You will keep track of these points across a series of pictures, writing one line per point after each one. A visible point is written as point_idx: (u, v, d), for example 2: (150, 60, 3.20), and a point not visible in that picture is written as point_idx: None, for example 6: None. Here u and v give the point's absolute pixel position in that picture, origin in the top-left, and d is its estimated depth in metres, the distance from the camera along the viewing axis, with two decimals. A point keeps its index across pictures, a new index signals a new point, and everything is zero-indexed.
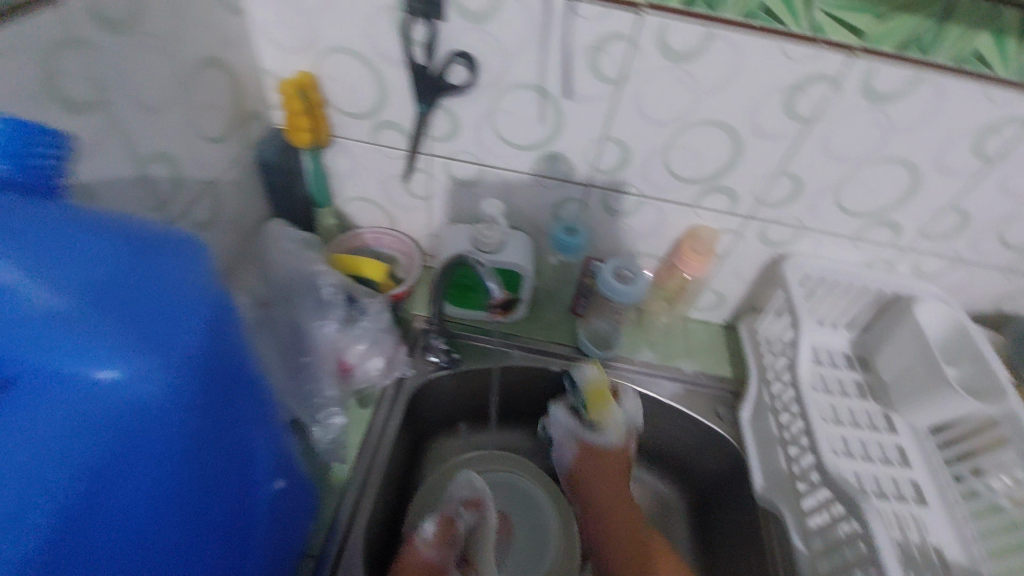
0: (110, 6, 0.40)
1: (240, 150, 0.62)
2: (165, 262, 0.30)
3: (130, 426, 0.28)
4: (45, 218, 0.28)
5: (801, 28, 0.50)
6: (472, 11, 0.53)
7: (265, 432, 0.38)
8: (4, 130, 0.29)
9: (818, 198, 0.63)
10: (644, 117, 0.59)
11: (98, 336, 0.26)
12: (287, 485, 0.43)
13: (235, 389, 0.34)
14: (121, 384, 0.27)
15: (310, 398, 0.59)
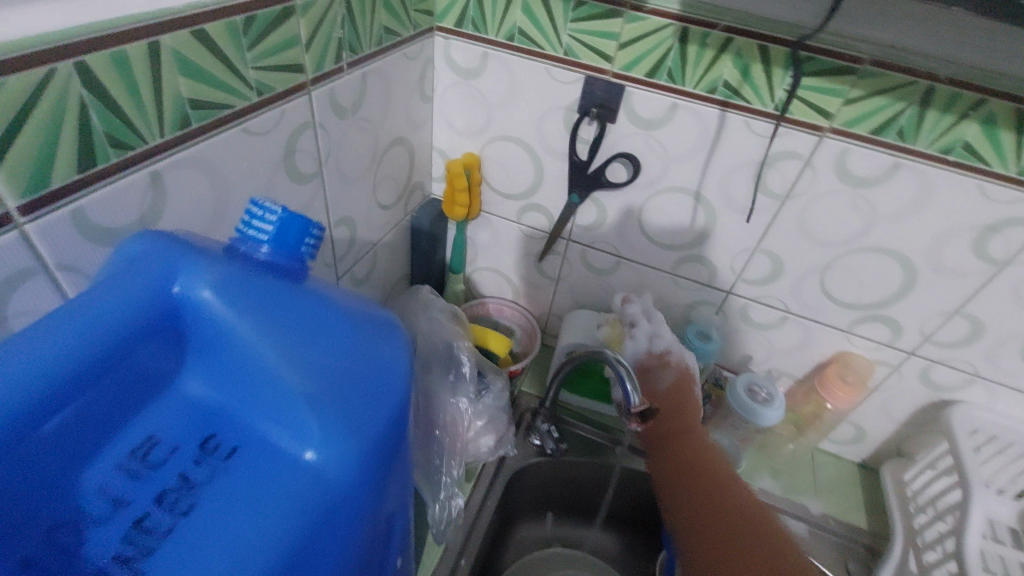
0: (341, 95, 0.47)
1: (402, 216, 0.67)
2: (380, 348, 0.28)
3: (337, 523, 0.25)
4: (288, 296, 0.28)
5: (1006, 169, 0.46)
6: (643, 118, 0.55)
7: (401, 516, 0.37)
8: (277, 219, 0.29)
9: (1001, 347, 0.56)
10: (805, 235, 0.56)
11: (313, 416, 0.25)
12: (404, 564, 0.42)
13: (399, 478, 0.33)
14: (319, 470, 0.25)
15: (434, 475, 0.57)
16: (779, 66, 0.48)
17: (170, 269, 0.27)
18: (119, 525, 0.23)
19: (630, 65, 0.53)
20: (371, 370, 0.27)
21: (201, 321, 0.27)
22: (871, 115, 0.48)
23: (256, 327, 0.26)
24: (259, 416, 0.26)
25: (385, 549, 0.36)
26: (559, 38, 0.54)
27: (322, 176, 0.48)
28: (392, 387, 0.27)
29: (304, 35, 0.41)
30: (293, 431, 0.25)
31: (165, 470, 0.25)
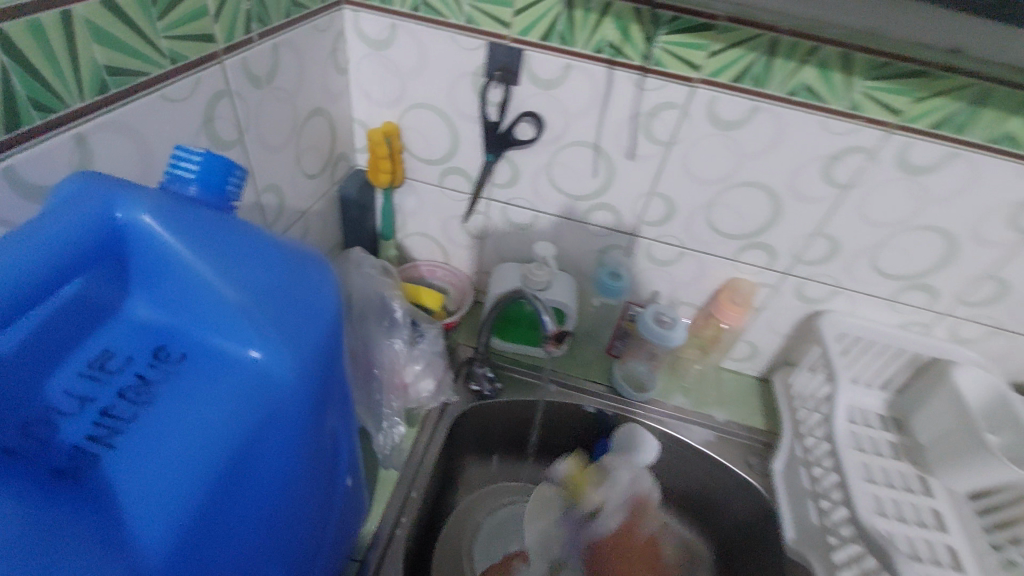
0: (255, 65, 0.50)
1: (329, 186, 0.70)
2: (315, 275, 0.32)
3: (280, 416, 0.31)
4: (224, 227, 0.31)
5: (840, 105, 0.55)
6: (543, 79, 0.61)
7: (348, 424, 0.42)
8: (206, 160, 0.32)
9: (855, 260, 0.67)
10: (690, 176, 0.65)
11: (258, 328, 0.30)
12: (355, 483, 0.48)
13: (341, 396, 0.38)
14: (267, 370, 0.30)
15: (376, 407, 0.64)
16: (652, 25, 0.55)
17: (107, 200, 0.29)
18: (88, 416, 0.29)
19: (526, 30, 0.58)
20: (300, 294, 0.31)
21: (144, 252, 0.31)
22: (730, 65, 0.55)
23: (194, 255, 0.30)
24: (207, 329, 0.31)
25: (337, 459, 0.42)
26: (460, 7, 0.58)
27: (245, 145, 0.51)
28: (323, 306, 0.32)
29: (212, 7, 0.43)
30: (235, 343, 0.31)
31: (123, 374, 0.30)
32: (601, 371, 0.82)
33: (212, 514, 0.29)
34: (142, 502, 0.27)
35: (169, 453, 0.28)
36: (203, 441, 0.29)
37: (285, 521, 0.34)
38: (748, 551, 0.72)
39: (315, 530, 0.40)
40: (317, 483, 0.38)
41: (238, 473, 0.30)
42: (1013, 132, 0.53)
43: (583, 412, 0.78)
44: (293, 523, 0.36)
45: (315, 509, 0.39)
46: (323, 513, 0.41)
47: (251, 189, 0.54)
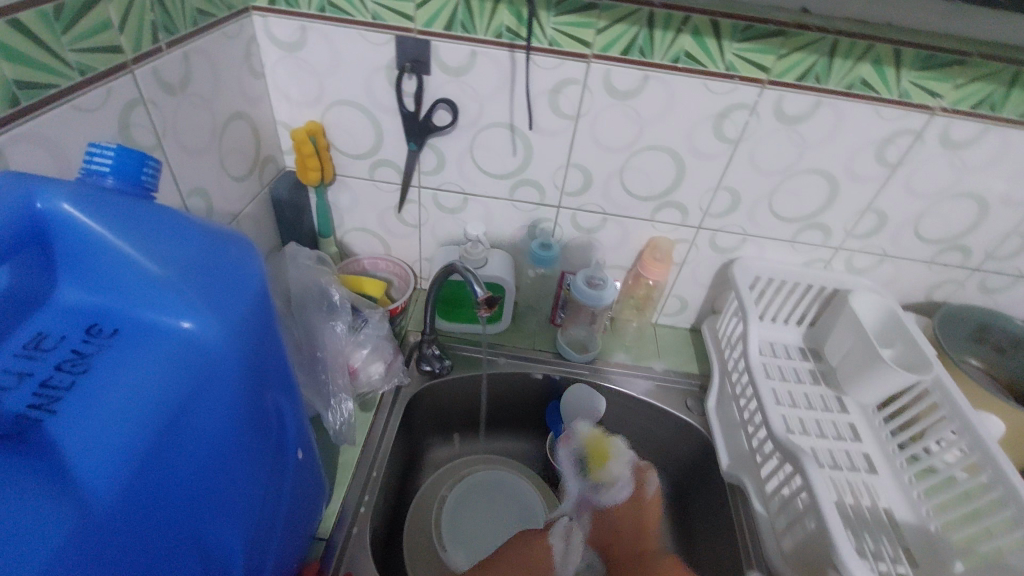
0: (166, 72, 0.52)
1: (259, 189, 0.72)
2: (234, 250, 0.36)
3: (212, 377, 0.35)
4: (141, 212, 0.35)
5: (717, 67, 0.62)
6: (452, 66, 0.65)
7: (293, 400, 0.46)
8: (118, 153, 0.36)
9: (755, 207, 0.74)
10: (600, 145, 0.70)
11: (184, 298, 0.34)
12: (307, 456, 0.51)
13: (279, 372, 0.42)
14: (196, 336, 0.34)
15: (324, 386, 0.66)
16: (543, 9, 0.60)
17: (29, 191, 0.32)
18: (27, 388, 0.31)
19: (429, 21, 0.62)
20: (221, 267, 0.35)
21: (67, 238, 0.34)
22: (618, 40, 0.61)
23: (120, 236, 0.33)
24: (136, 305, 0.34)
25: (282, 434, 0.45)
26: (365, 5, 0.62)
27: (164, 149, 0.53)
28: (245, 277, 0.36)
29: (116, 19, 0.45)
30: (164, 314, 0.34)
31: (57, 351, 0.33)
32: (547, 340, 0.87)
33: (154, 467, 0.33)
34: (85, 454, 0.30)
35: (108, 411, 0.31)
36: (140, 399, 0.32)
37: (229, 480, 0.38)
38: (695, 486, 0.78)
39: (267, 497, 0.43)
40: (263, 451, 0.42)
41: (176, 430, 0.34)
42: (864, 76, 0.61)
43: (532, 378, 0.83)
44: (239, 484, 0.39)
45: (262, 476, 0.42)
46: (274, 484, 0.45)
47: (175, 193, 0.56)
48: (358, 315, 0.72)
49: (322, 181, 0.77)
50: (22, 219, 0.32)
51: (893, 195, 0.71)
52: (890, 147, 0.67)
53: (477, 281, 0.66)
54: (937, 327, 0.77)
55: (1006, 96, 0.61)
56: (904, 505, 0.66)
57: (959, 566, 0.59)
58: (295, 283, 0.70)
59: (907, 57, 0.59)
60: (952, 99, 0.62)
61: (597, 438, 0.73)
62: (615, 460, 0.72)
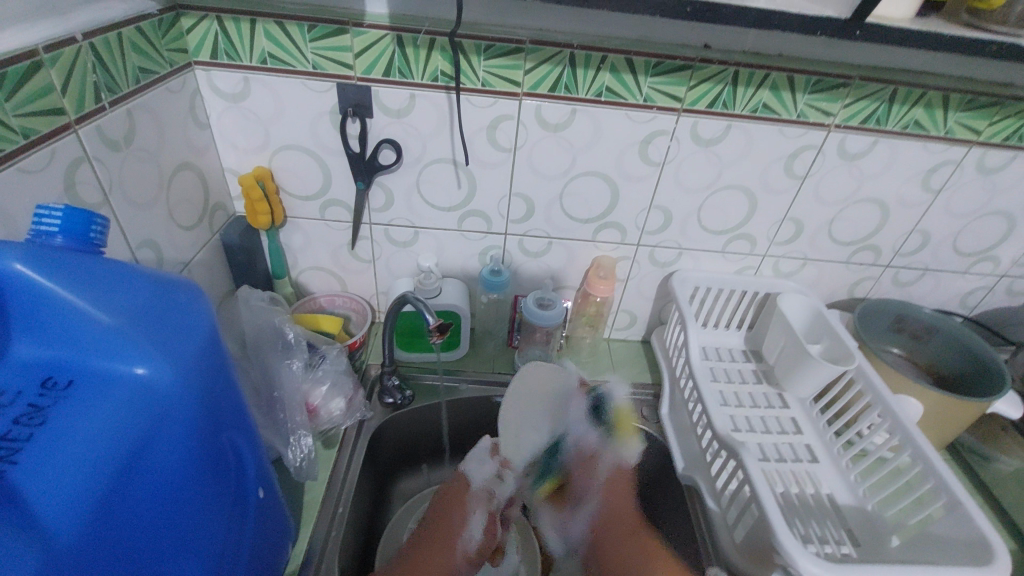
0: (110, 130, 0.54)
1: (210, 235, 0.73)
2: (182, 296, 0.39)
3: (167, 418, 0.36)
4: (94, 266, 0.37)
5: (636, 99, 0.68)
6: (393, 108, 0.69)
7: (251, 439, 0.47)
8: (64, 212, 0.37)
9: (686, 223, 0.80)
10: (539, 175, 0.75)
11: (135, 343, 0.35)
12: (269, 495, 0.52)
13: (235, 412, 0.43)
14: (148, 379, 0.35)
15: (283, 426, 0.67)
16: (474, 54, 0.65)
17: None
18: None
19: (368, 69, 0.66)
20: (171, 313, 0.37)
21: (20, 294, 0.35)
22: (544, 78, 0.66)
23: (71, 291, 0.35)
24: (88, 354, 0.36)
25: (241, 474, 0.46)
26: (305, 55, 0.65)
27: (111, 205, 0.55)
28: (194, 321, 0.38)
29: (58, 82, 0.47)
30: (118, 362, 0.36)
31: (13, 406, 0.34)
32: (506, 362, 0.90)
33: (114, 508, 0.34)
34: (47, 497, 0.31)
35: (68, 456, 0.32)
36: (99, 442, 0.34)
37: (190, 518, 0.39)
38: (657, 492, 0.81)
39: (229, 537, 0.44)
40: (222, 491, 0.42)
41: (135, 469, 0.35)
42: (765, 100, 0.68)
43: (494, 402, 0.86)
44: (201, 525, 0.40)
45: (224, 515, 0.43)
46: (236, 525, 0.45)
47: (124, 245, 0.57)
48: (316, 352, 0.73)
49: (272, 223, 0.79)
50: None
51: (806, 204, 0.79)
52: (797, 162, 0.74)
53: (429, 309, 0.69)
54: (858, 321, 0.84)
55: (888, 111, 0.69)
56: (844, 489, 0.71)
57: (895, 541, 0.64)
58: (251, 325, 0.71)
59: (801, 82, 0.67)
60: (844, 117, 0.70)
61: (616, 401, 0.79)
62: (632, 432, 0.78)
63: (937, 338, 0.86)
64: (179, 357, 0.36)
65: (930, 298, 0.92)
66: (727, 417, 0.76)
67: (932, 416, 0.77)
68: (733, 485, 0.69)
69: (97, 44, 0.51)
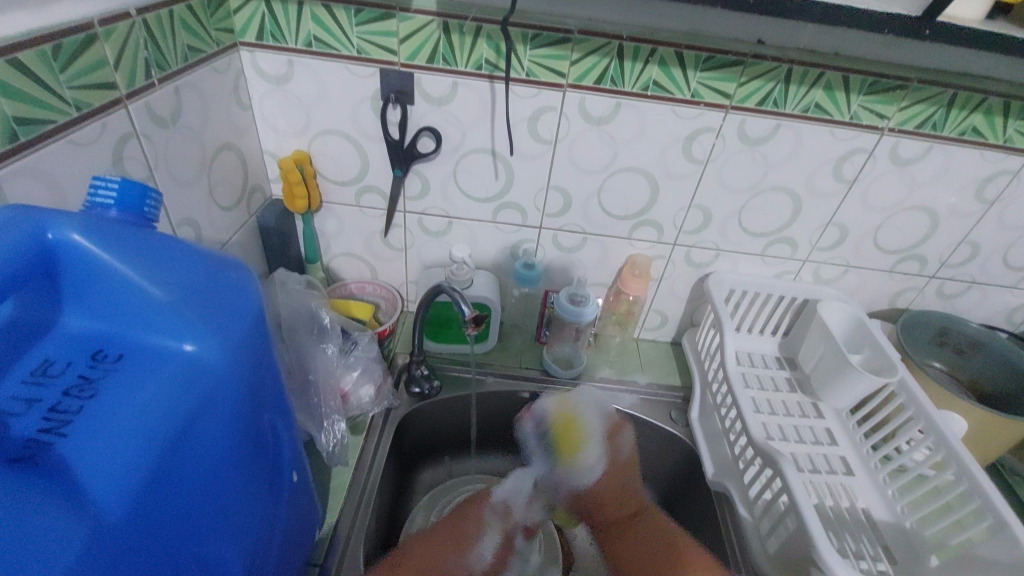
0: (158, 107, 0.54)
1: (246, 217, 0.73)
2: (233, 272, 0.38)
3: (215, 396, 0.36)
4: (148, 239, 0.37)
5: (684, 94, 0.66)
6: (435, 96, 0.68)
7: (288, 422, 0.47)
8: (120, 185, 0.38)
9: (726, 223, 0.79)
10: (578, 169, 0.74)
11: (186, 320, 0.35)
12: (301, 479, 0.51)
13: (275, 393, 0.43)
14: (197, 357, 0.35)
15: (315, 411, 0.67)
16: (520, 43, 0.63)
17: (39, 223, 0.34)
18: (38, 413, 0.32)
19: (412, 55, 0.65)
20: (221, 289, 0.37)
21: (75, 265, 0.35)
22: (590, 70, 0.65)
23: (126, 263, 0.35)
24: (139, 328, 0.36)
25: (278, 456, 0.46)
26: (350, 39, 0.64)
27: (155, 180, 0.55)
28: (244, 298, 0.38)
29: (112, 57, 0.47)
30: (168, 337, 0.35)
31: (64, 377, 0.35)
32: (534, 357, 0.89)
33: (161, 485, 0.34)
34: (96, 474, 0.31)
35: (118, 432, 0.32)
36: (146, 420, 0.33)
37: (229, 500, 0.39)
38: (684, 498, 0.80)
39: (264, 519, 0.44)
40: (260, 472, 0.42)
41: (180, 449, 0.35)
42: (818, 100, 0.66)
43: (520, 397, 0.85)
44: (240, 505, 0.40)
45: (260, 496, 0.43)
46: (271, 506, 0.45)
47: (166, 222, 0.57)
48: (348, 338, 0.73)
49: (308, 208, 0.79)
50: (36, 254, 0.33)
51: (852, 210, 0.76)
52: (846, 165, 0.72)
53: (465, 300, 0.68)
54: (900, 333, 0.81)
55: (946, 116, 0.66)
56: (880, 504, 0.69)
57: (934, 561, 0.61)
58: (285, 308, 0.71)
59: (856, 82, 0.64)
60: (898, 120, 0.67)
61: (563, 416, 0.73)
62: (590, 442, 0.70)
63: (981, 354, 0.83)
64: (229, 335, 0.36)
65: (975, 312, 0.89)
66: (761, 424, 0.74)
67: (976, 435, 0.74)
68: (766, 494, 0.67)
69: (150, 20, 0.51)
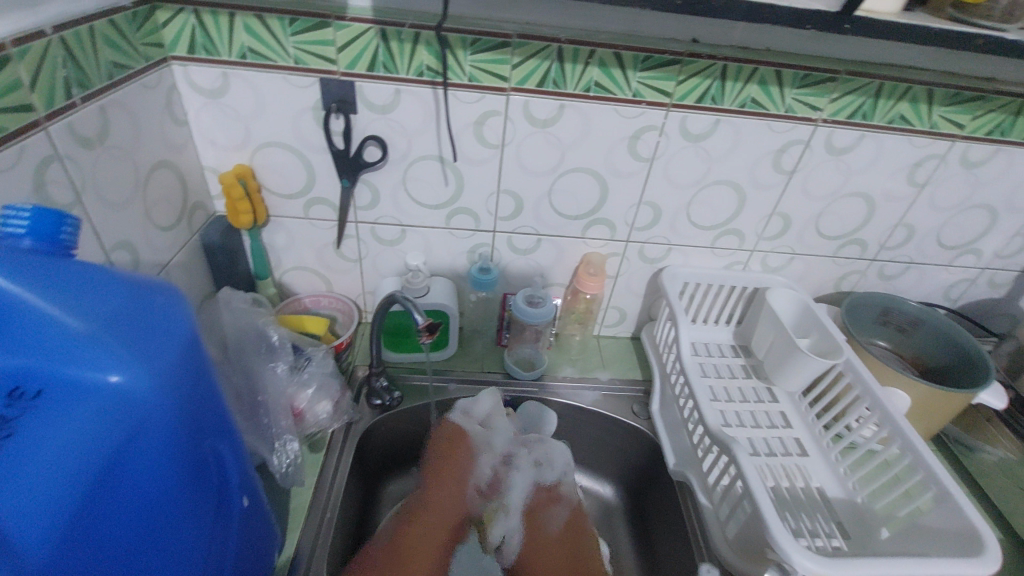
0: (81, 127, 0.52)
1: (187, 236, 0.72)
2: (157, 301, 0.39)
3: (147, 428, 0.36)
4: (70, 268, 0.37)
5: (778, 110, 0.70)
6: (540, 118, 0.70)
7: (234, 447, 0.47)
8: (35, 213, 0.37)
9: (804, 229, 0.83)
10: (671, 183, 0.77)
11: (102, 351, 0.35)
12: (254, 504, 0.51)
13: (216, 419, 0.44)
14: (121, 385, 0.35)
15: (267, 431, 0.66)
16: (630, 66, 0.66)
17: None
18: None
19: (523, 80, 0.67)
20: (149, 315, 0.38)
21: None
22: (692, 91, 0.68)
23: (36, 292, 0.35)
24: (60, 363, 0.35)
25: (224, 484, 0.46)
26: (462, 68, 0.66)
27: (83, 205, 0.53)
28: (172, 324, 0.38)
29: (27, 78, 0.46)
30: (88, 368, 0.35)
31: None
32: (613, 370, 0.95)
33: (90, 515, 0.35)
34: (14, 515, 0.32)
35: (39, 468, 0.33)
36: (71, 457, 0.34)
37: (164, 530, 0.39)
38: None
39: (213, 554, 0.44)
40: (204, 502, 0.42)
41: (104, 487, 0.35)
42: (902, 112, 0.71)
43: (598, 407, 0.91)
44: (183, 537, 0.41)
45: (207, 523, 0.43)
46: (218, 536, 0.45)
47: None
48: (300, 354, 0.72)
49: (254, 223, 0.78)
50: None
51: (921, 211, 0.82)
52: (920, 170, 0.77)
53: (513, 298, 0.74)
54: (844, 315, 0.85)
55: (1013, 123, 0.72)
56: (834, 482, 0.71)
57: (885, 533, 0.64)
58: (233, 326, 0.70)
59: (939, 95, 0.69)
60: (971, 129, 0.73)
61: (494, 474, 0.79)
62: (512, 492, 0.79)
63: None
64: (143, 358, 0.36)
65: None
66: (718, 412, 0.77)
67: None
68: (724, 480, 0.70)
69: (67, 36, 0.50)
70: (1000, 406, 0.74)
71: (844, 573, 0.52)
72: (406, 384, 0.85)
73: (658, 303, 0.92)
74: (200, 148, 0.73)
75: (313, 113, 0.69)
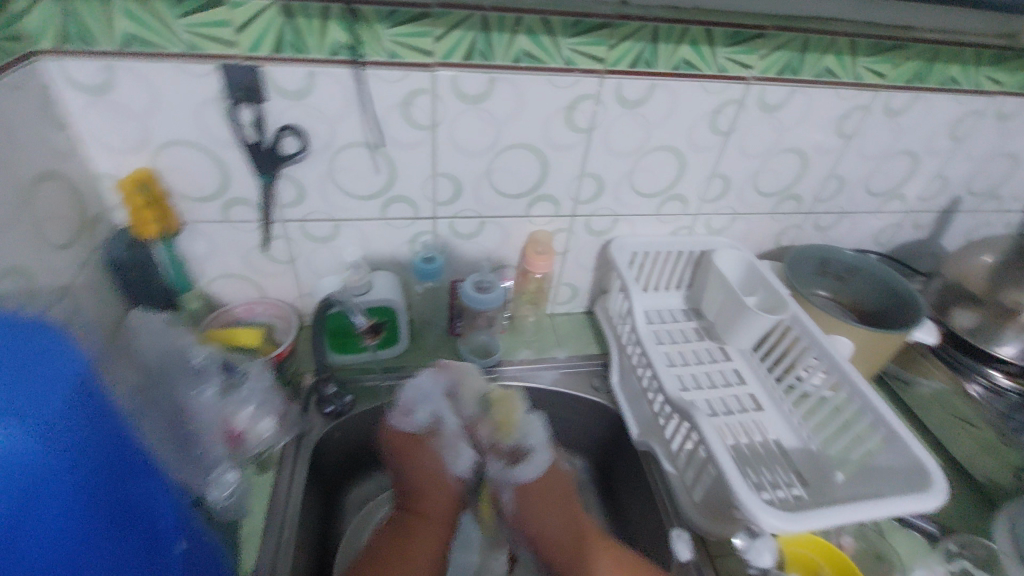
0: None
1: (87, 253, 0.64)
2: (46, 341, 0.35)
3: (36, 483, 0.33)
4: None
5: (711, 70, 0.69)
6: (471, 95, 0.66)
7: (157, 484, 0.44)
8: None
9: (743, 188, 0.84)
10: (611, 151, 0.75)
11: None
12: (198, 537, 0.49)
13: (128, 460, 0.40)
14: None
15: (199, 462, 0.62)
16: (560, 32, 0.63)
17: None
18: None
19: (448, 54, 0.62)
20: (32, 359, 0.34)
21: None
22: (625, 55, 0.66)
23: None
24: None
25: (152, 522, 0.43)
26: (381, 44, 0.61)
27: None
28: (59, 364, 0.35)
29: None
30: None
31: None
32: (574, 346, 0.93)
33: None
34: None
35: None
36: None
37: None
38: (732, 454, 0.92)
39: None
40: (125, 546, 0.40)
41: None
42: (828, 65, 0.71)
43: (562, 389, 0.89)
44: None
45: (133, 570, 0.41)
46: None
47: None
48: (232, 371, 0.67)
49: (166, 232, 0.70)
50: None
51: (851, 161, 0.84)
52: (848, 121, 0.78)
53: None
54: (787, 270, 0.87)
55: (928, 70, 0.75)
56: (790, 432, 0.74)
57: (841, 476, 0.67)
58: (150, 349, 0.64)
59: (862, 46, 0.70)
60: (892, 78, 0.75)
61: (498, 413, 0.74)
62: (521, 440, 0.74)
63: None
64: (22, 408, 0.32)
65: (961, 238, 1.01)
66: (676, 377, 0.78)
67: None
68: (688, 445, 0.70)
69: None
70: (932, 342, 0.78)
71: (804, 525, 0.54)
72: (356, 386, 0.81)
73: (608, 274, 0.92)
74: (89, 153, 0.64)
75: (216, 104, 0.62)
